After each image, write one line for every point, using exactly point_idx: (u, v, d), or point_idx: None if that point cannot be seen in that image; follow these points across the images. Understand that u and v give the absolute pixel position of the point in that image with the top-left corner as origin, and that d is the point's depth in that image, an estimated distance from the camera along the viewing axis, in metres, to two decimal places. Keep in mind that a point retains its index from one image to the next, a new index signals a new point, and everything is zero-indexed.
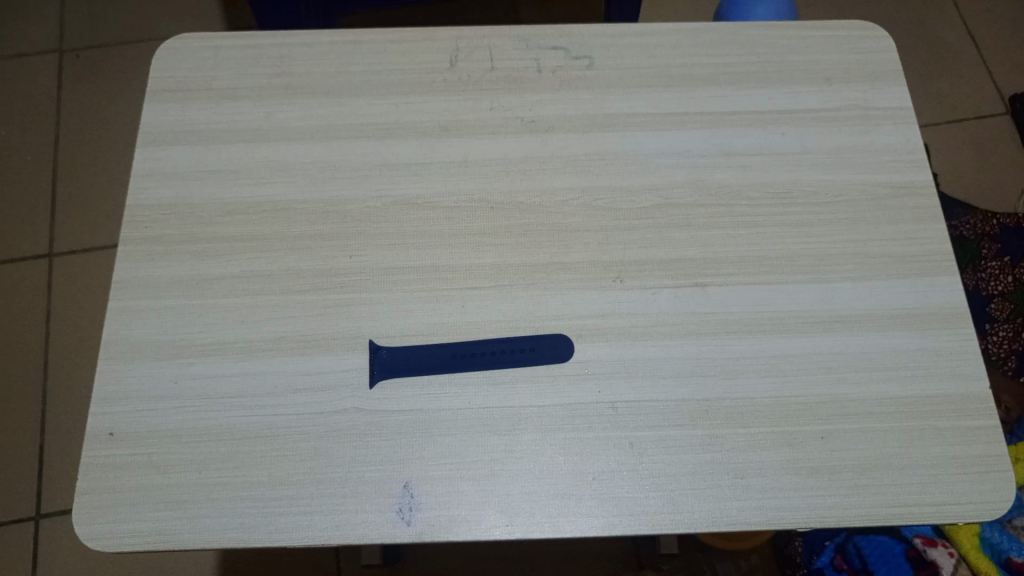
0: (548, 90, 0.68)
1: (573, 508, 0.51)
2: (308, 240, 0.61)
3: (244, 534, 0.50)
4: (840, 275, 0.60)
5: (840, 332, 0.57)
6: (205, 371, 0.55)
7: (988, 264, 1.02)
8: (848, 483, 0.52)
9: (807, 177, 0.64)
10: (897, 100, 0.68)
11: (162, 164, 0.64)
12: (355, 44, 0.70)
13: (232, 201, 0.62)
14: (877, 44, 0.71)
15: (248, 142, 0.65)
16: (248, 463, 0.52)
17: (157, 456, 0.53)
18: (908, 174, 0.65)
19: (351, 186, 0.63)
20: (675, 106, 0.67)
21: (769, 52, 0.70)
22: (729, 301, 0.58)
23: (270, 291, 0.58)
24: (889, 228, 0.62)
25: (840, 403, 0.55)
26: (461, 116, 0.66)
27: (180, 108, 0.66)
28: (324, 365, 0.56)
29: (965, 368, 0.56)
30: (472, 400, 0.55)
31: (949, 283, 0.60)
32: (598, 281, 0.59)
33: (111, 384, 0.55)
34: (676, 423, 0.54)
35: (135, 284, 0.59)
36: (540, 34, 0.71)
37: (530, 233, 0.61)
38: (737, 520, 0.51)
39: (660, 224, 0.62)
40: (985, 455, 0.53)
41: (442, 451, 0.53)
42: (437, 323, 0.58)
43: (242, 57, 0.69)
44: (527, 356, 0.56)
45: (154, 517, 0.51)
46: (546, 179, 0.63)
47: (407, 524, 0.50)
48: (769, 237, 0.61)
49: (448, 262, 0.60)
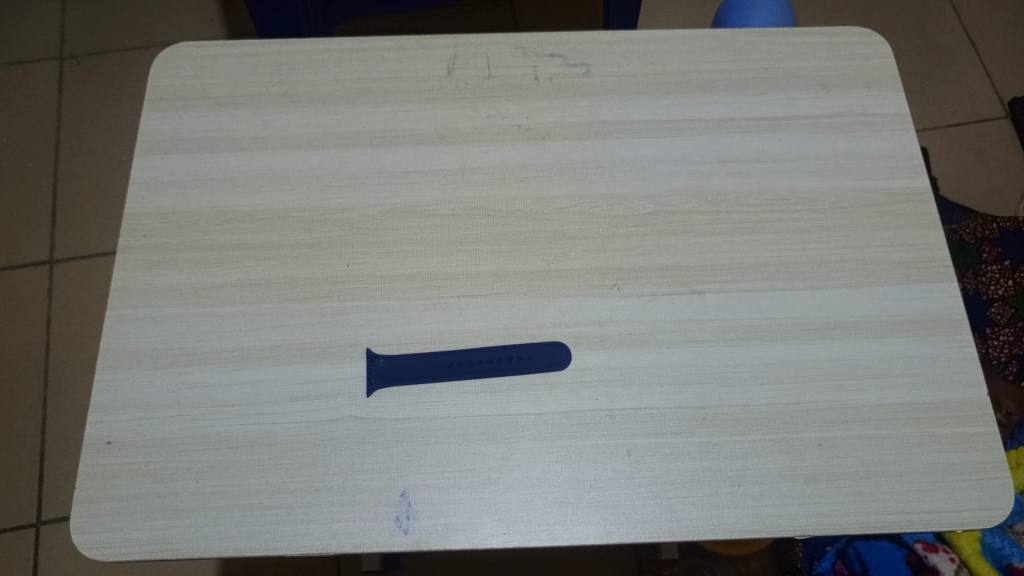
0: (545, 97, 0.68)
1: (570, 516, 0.51)
2: (306, 247, 0.61)
3: (242, 542, 0.50)
4: (837, 282, 0.60)
5: (838, 339, 0.57)
6: (203, 379, 0.55)
7: (988, 268, 1.02)
8: (846, 490, 0.52)
9: (803, 184, 0.64)
10: (894, 107, 0.68)
11: (159, 172, 0.64)
12: (353, 52, 0.70)
13: (230, 209, 0.62)
14: (873, 51, 0.71)
15: (247, 149, 0.65)
16: (246, 471, 0.52)
17: (155, 465, 0.53)
18: (906, 181, 0.65)
19: (349, 193, 0.63)
20: (672, 113, 0.67)
21: (765, 59, 0.70)
22: (726, 307, 0.58)
23: (268, 299, 0.59)
24: (887, 234, 0.62)
25: (837, 410, 0.55)
26: (458, 123, 0.66)
27: (178, 116, 0.66)
28: (321, 373, 0.56)
29: (964, 375, 0.56)
30: (470, 408, 0.55)
31: (947, 289, 0.60)
32: (595, 288, 0.59)
33: (108, 393, 0.55)
34: (674, 431, 0.54)
35: (133, 292, 0.59)
36: (539, 42, 0.71)
37: (528, 240, 0.61)
38: (735, 529, 0.51)
39: (658, 231, 0.62)
40: (983, 462, 0.53)
41: (439, 459, 0.53)
42: (435, 331, 0.58)
43: (241, 64, 0.69)
44: (525, 363, 0.56)
45: (153, 526, 0.51)
46: (545, 187, 0.64)
47: (404, 533, 0.50)
48: (766, 243, 0.61)
49: (447, 270, 0.60)
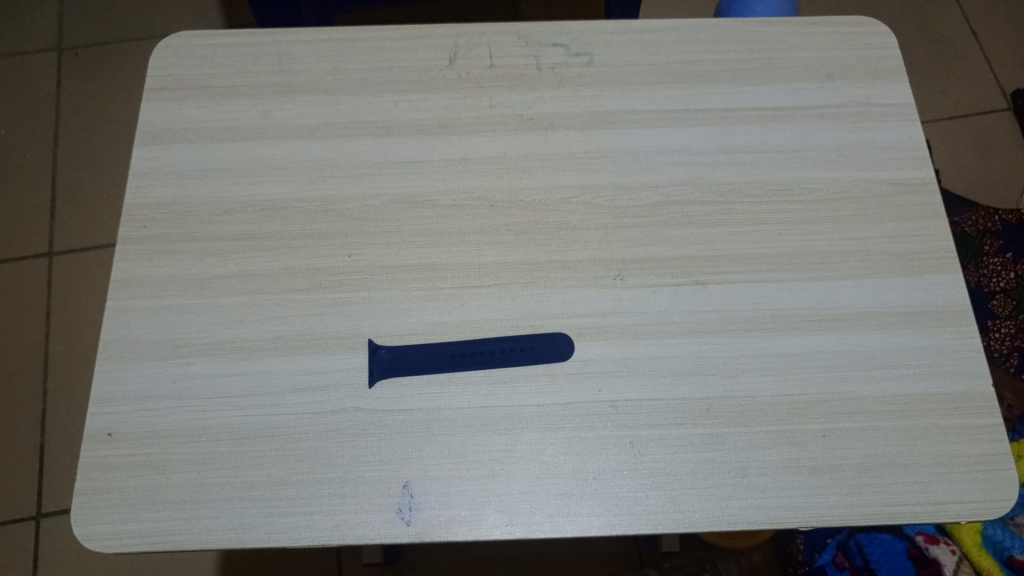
0: (548, 87, 0.67)
1: (573, 508, 0.51)
2: (307, 238, 0.60)
3: (243, 534, 0.50)
4: (841, 274, 0.59)
5: (842, 331, 0.57)
6: (203, 371, 0.55)
7: (990, 261, 1.01)
8: (851, 481, 0.52)
9: (807, 175, 0.64)
10: (898, 98, 0.68)
11: (159, 163, 0.63)
12: (354, 41, 0.69)
13: (230, 200, 0.62)
14: (878, 41, 0.70)
15: (248, 140, 0.64)
16: (247, 462, 0.52)
17: (158, 456, 0.52)
18: (911, 172, 0.64)
19: (350, 184, 0.62)
20: (675, 104, 0.67)
21: (770, 48, 0.70)
22: (730, 299, 0.58)
23: (269, 290, 0.58)
24: (892, 226, 0.62)
25: (841, 401, 0.54)
26: (460, 113, 0.66)
27: (178, 106, 0.66)
28: (323, 364, 0.55)
29: (968, 367, 0.56)
30: (472, 400, 0.54)
31: (952, 281, 0.59)
32: (598, 279, 0.59)
33: (110, 384, 0.55)
34: (676, 422, 0.53)
35: (134, 284, 0.58)
36: (541, 31, 0.70)
37: (531, 231, 0.61)
38: (738, 520, 0.51)
39: (661, 222, 0.61)
40: (987, 453, 0.53)
41: (441, 451, 0.53)
42: (437, 322, 0.57)
43: (242, 54, 0.69)
44: (528, 355, 0.56)
45: (155, 518, 0.50)
46: (547, 177, 0.63)
47: (407, 524, 0.50)
48: (770, 234, 0.61)
49: (448, 261, 0.60)
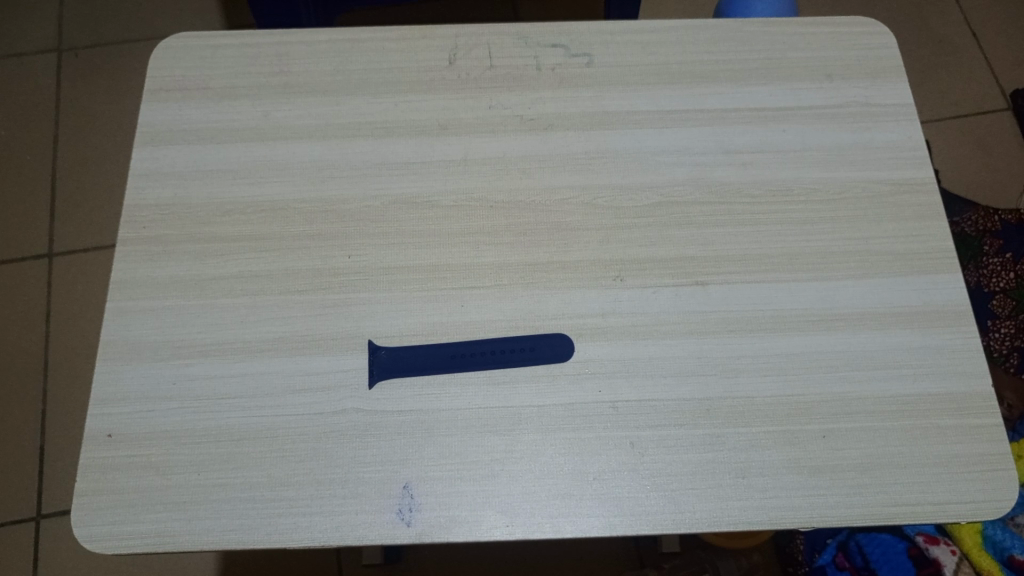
0: (548, 88, 0.67)
1: (574, 508, 0.51)
2: (307, 239, 0.60)
3: (243, 535, 0.50)
4: (840, 274, 0.59)
5: (842, 331, 0.57)
6: (203, 372, 0.55)
7: (990, 261, 1.01)
8: (851, 482, 0.52)
9: (807, 175, 0.64)
10: (898, 98, 0.68)
11: (159, 164, 0.63)
12: (354, 41, 0.69)
13: (230, 200, 0.62)
14: (878, 41, 0.70)
15: (247, 140, 0.64)
16: (247, 463, 0.52)
17: (157, 457, 0.52)
18: (910, 172, 0.64)
19: (350, 185, 0.62)
20: (675, 104, 0.67)
21: (769, 48, 0.70)
22: (730, 299, 0.58)
23: (269, 291, 0.58)
24: (891, 226, 0.62)
25: (841, 401, 0.54)
26: (460, 114, 0.66)
27: (178, 107, 0.66)
28: (323, 365, 0.55)
29: (967, 367, 0.56)
30: (472, 400, 0.54)
31: (951, 280, 0.59)
32: (598, 279, 0.59)
33: (110, 385, 0.55)
34: (676, 423, 0.53)
35: (134, 284, 0.58)
36: (541, 32, 0.70)
37: (531, 232, 0.61)
38: (738, 521, 0.51)
39: (661, 222, 0.61)
40: (987, 453, 0.53)
41: (442, 452, 0.53)
42: (438, 322, 0.57)
43: (241, 55, 0.69)
44: (528, 356, 0.56)
45: (154, 518, 0.50)
46: (547, 178, 0.63)
47: (407, 525, 0.50)
48: (770, 234, 0.61)
49: (448, 262, 0.60)
